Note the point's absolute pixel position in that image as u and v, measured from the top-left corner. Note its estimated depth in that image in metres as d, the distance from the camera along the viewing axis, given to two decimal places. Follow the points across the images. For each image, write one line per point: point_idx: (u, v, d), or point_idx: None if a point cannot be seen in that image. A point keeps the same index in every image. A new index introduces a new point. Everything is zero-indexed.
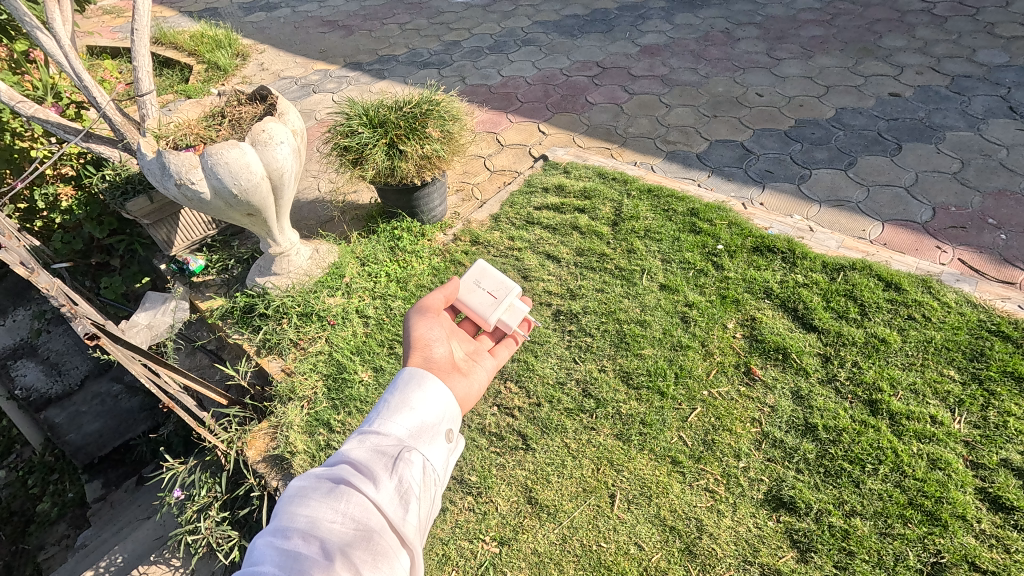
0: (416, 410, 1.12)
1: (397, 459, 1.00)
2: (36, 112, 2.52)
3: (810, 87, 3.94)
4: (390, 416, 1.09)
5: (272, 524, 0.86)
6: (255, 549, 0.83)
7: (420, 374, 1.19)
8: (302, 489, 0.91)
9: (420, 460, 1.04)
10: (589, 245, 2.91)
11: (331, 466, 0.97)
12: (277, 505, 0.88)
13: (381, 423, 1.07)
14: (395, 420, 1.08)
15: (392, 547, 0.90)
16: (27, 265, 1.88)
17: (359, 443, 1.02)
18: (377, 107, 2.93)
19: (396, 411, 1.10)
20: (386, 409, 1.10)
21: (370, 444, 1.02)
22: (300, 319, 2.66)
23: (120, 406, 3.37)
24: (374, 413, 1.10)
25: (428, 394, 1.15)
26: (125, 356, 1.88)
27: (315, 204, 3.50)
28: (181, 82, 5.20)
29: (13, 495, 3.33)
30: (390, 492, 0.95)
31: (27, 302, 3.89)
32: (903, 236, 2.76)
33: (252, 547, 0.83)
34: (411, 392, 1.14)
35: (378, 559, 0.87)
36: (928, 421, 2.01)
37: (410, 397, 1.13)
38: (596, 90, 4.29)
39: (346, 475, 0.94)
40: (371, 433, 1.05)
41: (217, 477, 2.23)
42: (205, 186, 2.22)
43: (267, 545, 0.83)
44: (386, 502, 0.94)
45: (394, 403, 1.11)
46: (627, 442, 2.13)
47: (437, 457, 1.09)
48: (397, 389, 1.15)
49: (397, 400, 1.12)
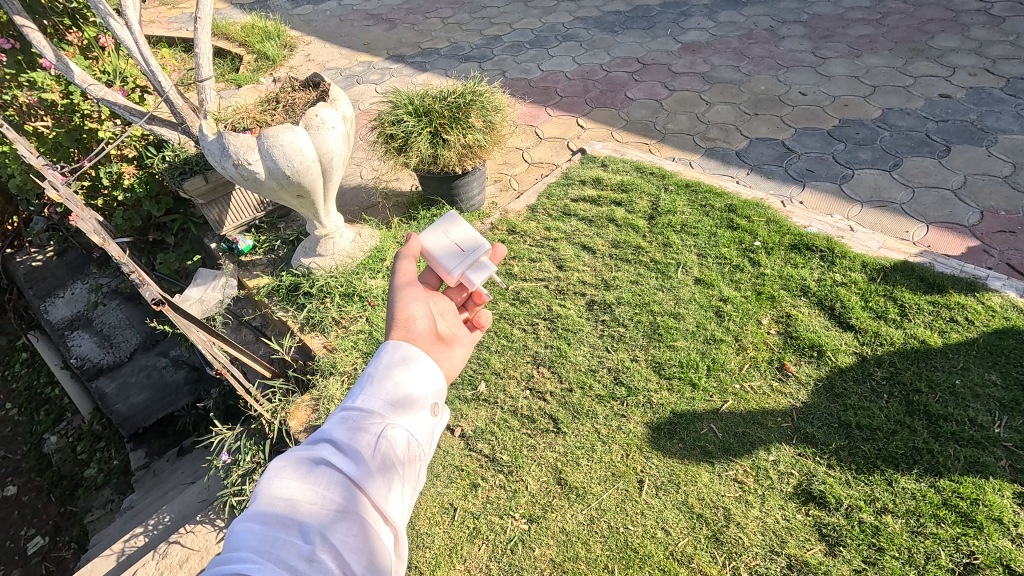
0: (402, 385, 1.08)
1: (379, 437, 0.99)
2: (105, 95, 2.67)
3: (856, 87, 3.87)
4: (373, 390, 1.05)
5: (251, 509, 0.85)
6: (234, 534, 0.82)
7: (403, 348, 1.15)
8: (280, 472, 0.90)
9: (404, 439, 1.02)
10: (625, 237, 2.94)
11: (311, 446, 0.96)
12: (256, 490, 0.87)
13: (364, 398, 1.03)
14: (379, 395, 1.05)
15: (374, 526, 0.90)
16: (101, 235, 2.02)
17: (341, 421, 1.00)
18: (422, 97, 3.02)
19: (380, 386, 1.06)
20: (370, 383, 1.06)
21: (353, 422, 1.00)
22: (342, 299, 2.78)
23: (165, 379, 3.54)
24: (356, 387, 1.06)
25: (412, 366, 1.12)
26: (183, 323, 2.03)
27: (357, 190, 3.62)
28: (232, 71, 5.40)
29: (63, 459, 3.55)
30: (373, 471, 0.94)
31: (83, 277, 4.08)
32: (948, 239, 2.71)
33: (230, 531, 0.83)
34: (396, 368, 1.10)
35: (360, 541, 0.86)
36: (967, 424, 1.98)
37: (396, 371, 1.09)
38: (636, 86, 4.30)
39: (326, 456, 0.93)
40: (352, 409, 1.02)
41: (260, 444, 2.34)
42: (261, 167, 2.33)
43: (245, 530, 0.82)
44: (369, 481, 0.93)
45: (378, 376, 1.07)
46: (657, 430, 2.16)
47: (421, 431, 1.07)
48: (381, 363, 1.10)
49: (381, 373, 1.08)
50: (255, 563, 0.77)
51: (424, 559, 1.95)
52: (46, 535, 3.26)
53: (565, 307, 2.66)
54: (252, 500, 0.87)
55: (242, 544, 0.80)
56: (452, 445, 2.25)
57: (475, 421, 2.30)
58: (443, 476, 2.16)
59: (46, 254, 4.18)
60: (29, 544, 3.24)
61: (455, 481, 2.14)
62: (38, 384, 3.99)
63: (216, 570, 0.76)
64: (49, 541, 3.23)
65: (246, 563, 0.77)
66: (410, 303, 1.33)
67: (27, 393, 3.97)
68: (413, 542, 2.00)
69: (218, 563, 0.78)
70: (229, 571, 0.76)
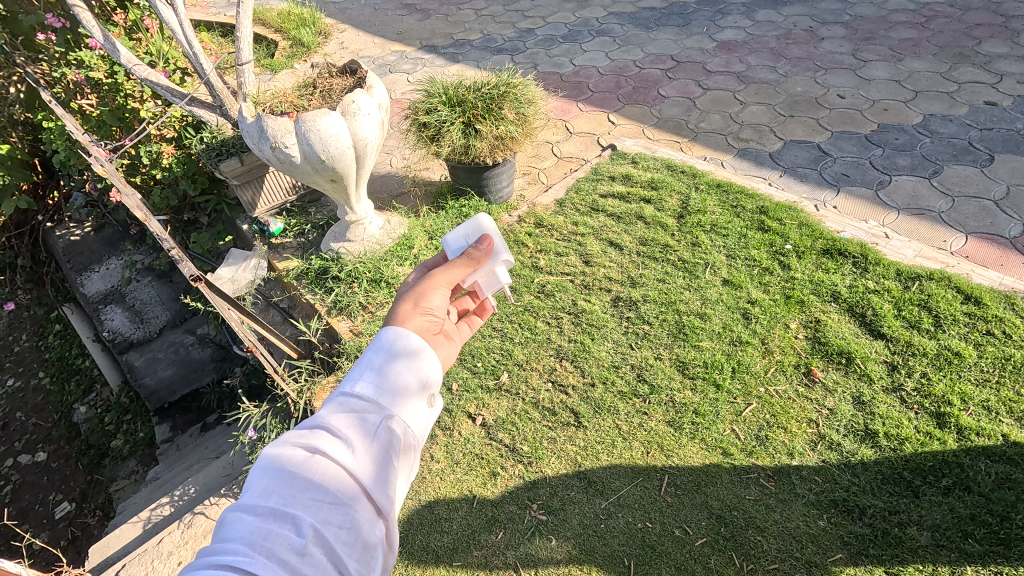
0: (403, 375, 1.05)
1: (377, 428, 0.97)
2: (149, 75, 2.72)
3: (897, 91, 3.77)
4: (374, 376, 1.03)
5: (243, 499, 0.84)
6: (225, 524, 0.81)
7: (406, 335, 1.13)
8: (274, 460, 0.88)
9: (400, 429, 1.00)
10: (654, 235, 2.92)
11: (308, 432, 0.94)
12: (249, 479, 0.86)
13: (363, 384, 1.01)
14: (378, 382, 1.02)
15: (369, 518, 0.88)
16: (144, 212, 2.07)
17: (340, 409, 0.98)
18: (456, 87, 3.04)
19: (380, 374, 1.03)
20: (371, 369, 1.04)
21: (352, 410, 0.98)
22: (370, 285, 2.81)
23: (192, 356, 3.64)
24: (355, 370, 1.03)
25: (417, 357, 1.10)
26: (217, 301, 2.10)
27: (388, 178, 3.66)
28: (267, 56, 5.48)
29: (92, 429, 3.67)
30: (369, 463, 0.92)
31: (119, 253, 4.19)
32: (988, 250, 2.64)
33: (222, 521, 0.82)
34: (397, 356, 1.07)
35: (354, 536, 0.85)
36: (999, 439, 1.94)
37: (396, 360, 1.07)
38: (669, 84, 4.25)
39: (323, 445, 0.91)
40: (350, 395, 1.00)
41: (285, 423, 2.39)
42: (297, 150, 2.37)
43: (238, 521, 0.81)
44: (365, 473, 0.91)
45: (378, 362, 1.05)
46: (679, 429, 2.16)
47: (417, 422, 1.05)
48: (382, 349, 1.08)
49: (382, 360, 1.06)
50: (249, 557, 0.77)
51: (441, 543, 1.97)
52: (72, 501, 3.36)
53: (589, 302, 2.66)
54: (244, 489, 0.86)
55: (235, 536, 0.79)
56: (472, 433, 2.27)
57: (496, 411, 2.32)
58: (462, 464, 2.18)
59: (84, 229, 4.26)
60: (56, 509, 3.35)
61: (475, 468, 2.16)
62: (70, 355, 4.13)
63: (207, 562, 0.76)
64: (76, 507, 3.33)
65: (238, 555, 0.77)
66: (433, 290, 1.31)
67: (60, 363, 4.10)
68: (431, 526, 2.02)
69: (210, 555, 0.77)
70: (220, 564, 0.75)
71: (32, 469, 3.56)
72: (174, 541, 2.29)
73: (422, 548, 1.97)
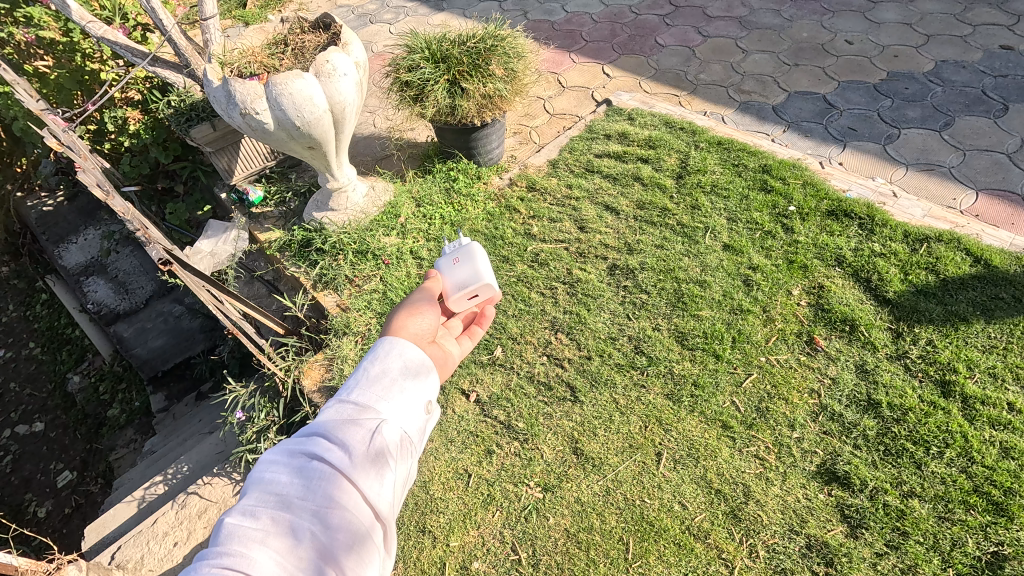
0: (398, 382, 0.96)
1: (374, 432, 0.88)
2: (105, 33, 2.49)
3: (908, 36, 3.56)
4: (369, 383, 0.94)
5: (239, 506, 0.78)
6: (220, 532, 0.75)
7: (404, 344, 1.03)
8: (268, 466, 0.81)
9: (397, 433, 0.91)
10: (651, 198, 2.79)
11: (303, 437, 0.86)
12: (244, 487, 0.79)
13: (359, 391, 0.92)
14: (375, 388, 0.93)
15: (366, 524, 0.81)
16: (103, 188, 1.89)
17: (336, 414, 0.89)
18: (440, 41, 2.82)
19: (376, 380, 0.95)
20: (366, 375, 0.95)
21: (348, 415, 0.89)
22: (356, 256, 2.70)
23: (182, 326, 3.54)
24: (351, 379, 0.95)
25: (410, 366, 0.99)
26: (193, 282, 1.96)
27: (371, 140, 3.47)
28: (239, 6, 5.12)
29: (86, 399, 3.61)
30: (367, 466, 0.84)
31: (96, 223, 4.03)
32: (999, 209, 2.54)
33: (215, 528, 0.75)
34: (391, 363, 0.98)
35: (352, 541, 0.77)
36: (1004, 407, 1.90)
37: (391, 369, 0.97)
38: (667, 31, 4.00)
39: (319, 449, 0.83)
40: (346, 401, 0.91)
41: (274, 402, 2.31)
42: (269, 117, 2.20)
43: (232, 528, 0.75)
44: (362, 476, 0.83)
45: (373, 370, 0.96)
46: (678, 402, 2.11)
47: (415, 427, 0.95)
48: (377, 356, 0.98)
49: (378, 367, 0.96)
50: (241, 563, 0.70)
51: (438, 524, 1.95)
52: (74, 470, 3.35)
53: (585, 271, 2.56)
54: (240, 497, 0.79)
55: (228, 544, 0.73)
56: (467, 410, 2.21)
57: (491, 387, 2.26)
58: (457, 442, 2.13)
59: (57, 199, 4.10)
60: (58, 478, 3.33)
61: (470, 446, 2.11)
62: (59, 325, 4.01)
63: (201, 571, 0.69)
64: (77, 476, 3.32)
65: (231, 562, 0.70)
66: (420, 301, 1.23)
67: (49, 333, 3.98)
68: (427, 506, 1.99)
69: (204, 563, 0.71)
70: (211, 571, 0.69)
71: (30, 440, 3.52)
72: (168, 522, 2.26)
73: (418, 529, 1.94)
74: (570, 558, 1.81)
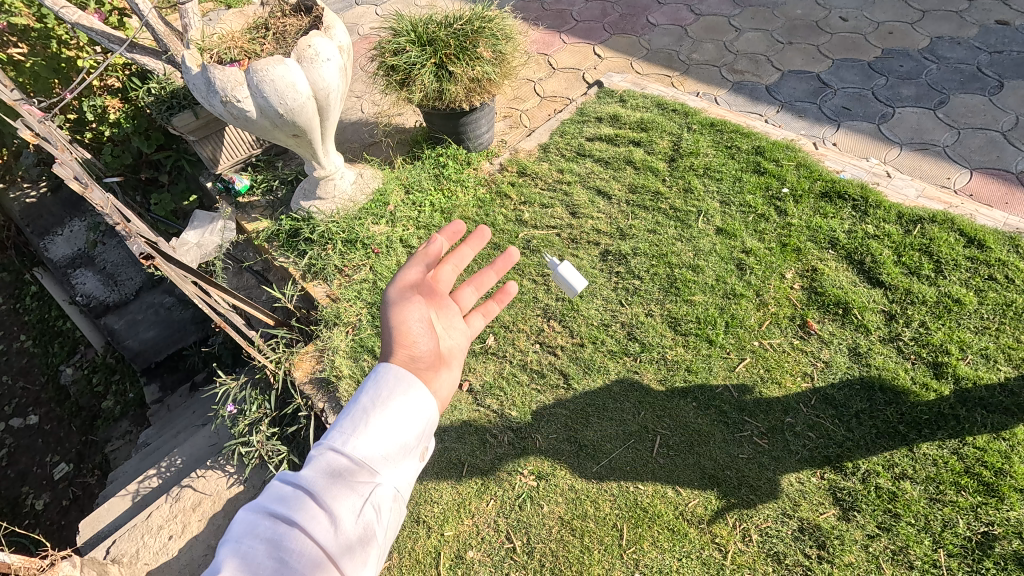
0: (391, 431, 1.01)
1: (362, 489, 0.93)
2: (80, 19, 2.42)
3: (904, 11, 3.50)
4: (364, 431, 0.99)
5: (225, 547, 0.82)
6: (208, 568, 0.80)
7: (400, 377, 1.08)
8: (261, 507, 0.86)
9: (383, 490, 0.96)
10: (643, 181, 2.76)
11: (296, 482, 0.91)
12: (234, 524, 0.84)
13: (352, 438, 0.97)
14: (367, 436, 0.98)
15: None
16: (82, 180, 1.84)
17: (330, 462, 0.94)
18: (426, 23, 2.75)
19: (370, 425, 0.99)
20: (361, 416, 1.00)
21: (342, 465, 0.94)
22: (345, 246, 2.66)
23: (173, 317, 3.50)
24: (346, 419, 1.00)
25: (404, 408, 1.04)
26: (178, 276, 1.92)
27: (359, 126, 3.41)
28: None
29: (80, 391, 3.57)
30: (353, 523, 0.89)
31: (82, 214, 3.94)
32: (993, 188, 2.52)
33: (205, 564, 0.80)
34: (387, 407, 1.02)
35: None
36: (996, 389, 1.91)
37: (385, 410, 1.02)
38: (659, 9, 3.92)
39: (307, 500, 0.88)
40: (339, 449, 0.96)
41: (266, 395, 2.30)
42: (251, 104, 2.14)
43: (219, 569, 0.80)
44: (346, 534, 0.88)
45: (368, 413, 1.01)
46: (671, 388, 2.10)
47: (402, 481, 1.00)
48: (373, 392, 1.04)
49: (373, 411, 1.01)
50: None
51: (432, 514, 1.94)
52: (70, 462, 3.34)
53: (577, 257, 2.53)
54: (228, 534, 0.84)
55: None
56: (459, 399, 2.20)
57: (483, 376, 2.24)
58: (451, 432, 2.12)
59: (39, 189, 3.91)
60: (54, 470, 3.32)
61: (463, 436, 2.10)
62: (50, 317, 3.94)
63: None
64: (74, 467, 3.31)
65: None
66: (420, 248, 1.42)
67: (41, 326, 3.92)
68: (420, 496, 1.98)
69: None
70: None
71: (25, 433, 3.50)
72: (163, 516, 2.24)
73: (413, 520, 1.94)
74: (565, 546, 1.82)
